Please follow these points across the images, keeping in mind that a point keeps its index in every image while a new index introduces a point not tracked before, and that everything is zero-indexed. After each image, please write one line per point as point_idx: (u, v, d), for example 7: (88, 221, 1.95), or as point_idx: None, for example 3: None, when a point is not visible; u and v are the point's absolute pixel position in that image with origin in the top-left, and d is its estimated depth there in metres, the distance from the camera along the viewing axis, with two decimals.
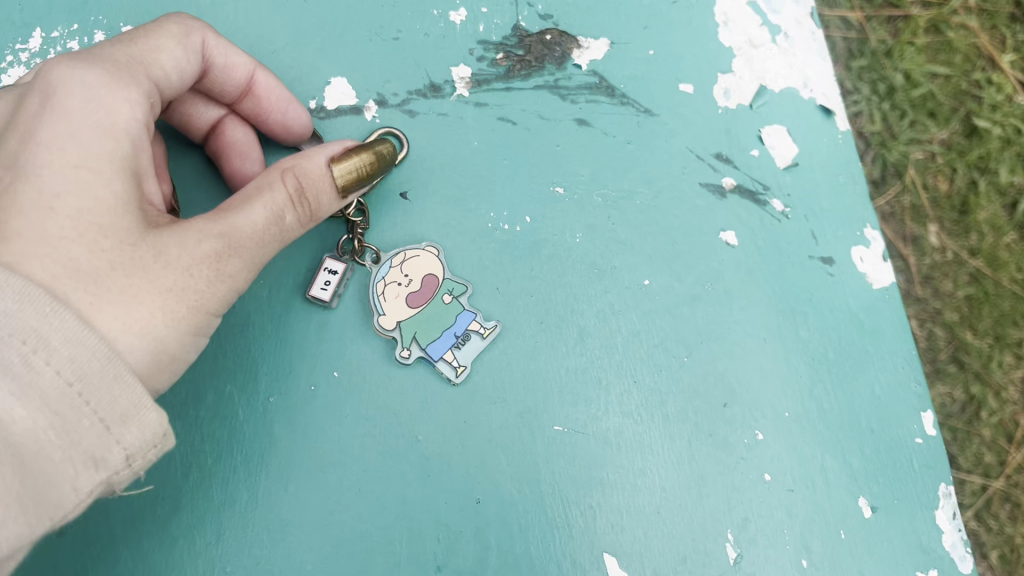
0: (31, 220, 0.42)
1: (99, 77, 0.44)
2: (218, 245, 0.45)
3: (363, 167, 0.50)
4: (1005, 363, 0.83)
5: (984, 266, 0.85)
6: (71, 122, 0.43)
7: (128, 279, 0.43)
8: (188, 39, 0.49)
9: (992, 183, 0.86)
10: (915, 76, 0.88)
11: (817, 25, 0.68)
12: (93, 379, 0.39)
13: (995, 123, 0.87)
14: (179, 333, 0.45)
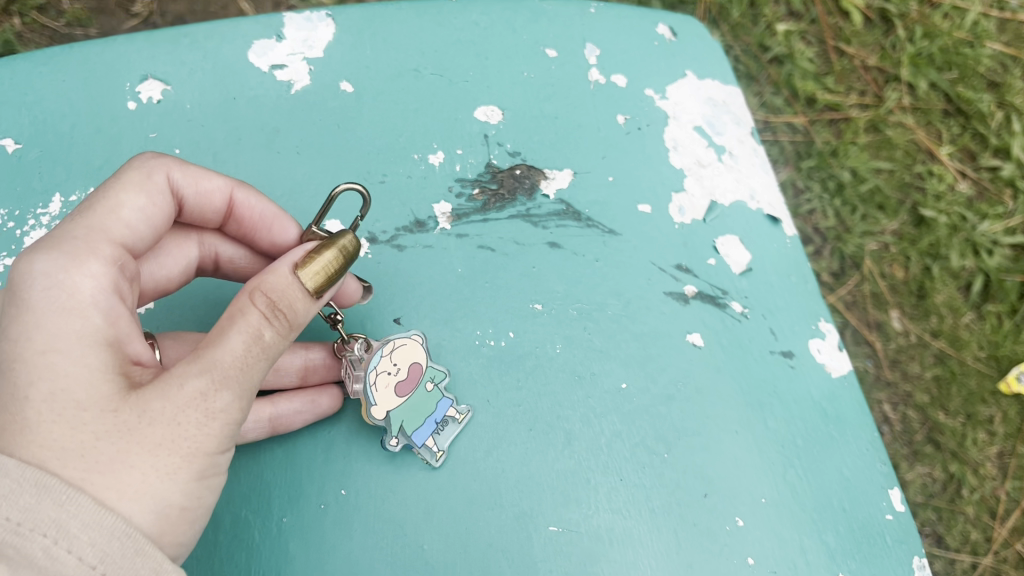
0: (13, 412, 0.42)
1: (58, 258, 0.45)
2: (202, 383, 0.43)
3: (330, 264, 0.48)
4: (979, 440, 1.04)
5: (947, 346, 1.08)
6: (35, 312, 0.43)
7: (117, 445, 0.42)
8: (148, 182, 0.51)
9: (945, 268, 1.11)
10: (861, 173, 1.15)
11: (756, 143, 0.75)
12: (115, 559, 0.40)
13: (941, 213, 1.13)
14: (180, 486, 0.43)
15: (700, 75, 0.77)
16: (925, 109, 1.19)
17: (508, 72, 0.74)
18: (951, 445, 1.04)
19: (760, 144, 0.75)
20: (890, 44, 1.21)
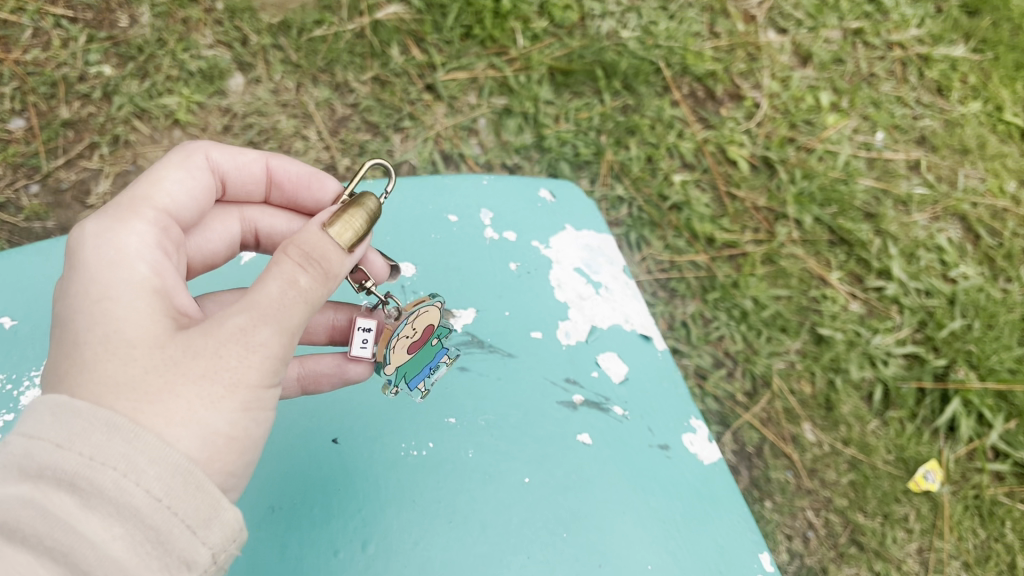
0: (81, 358, 0.51)
1: (103, 222, 0.58)
2: (242, 320, 0.52)
3: (355, 222, 0.58)
4: (899, 537, 1.23)
5: (857, 451, 1.27)
6: (88, 268, 0.55)
7: (164, 379, 0.50)
8: (187, 162, 0.66)
9: (846, 379, 1.31)
10: (761, 300, 1.34)
11: (628, 281, 0.95)
12: (176, 493, 0.47)
13: (838, 330, 1.34)
14: (226, 415, 0.51)
15: (579, 228, 0.98)
16: (812, 241, 1.42)
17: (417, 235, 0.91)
18: (872, 542, 1.22)
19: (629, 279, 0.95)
20: (775, 186, 1.46)
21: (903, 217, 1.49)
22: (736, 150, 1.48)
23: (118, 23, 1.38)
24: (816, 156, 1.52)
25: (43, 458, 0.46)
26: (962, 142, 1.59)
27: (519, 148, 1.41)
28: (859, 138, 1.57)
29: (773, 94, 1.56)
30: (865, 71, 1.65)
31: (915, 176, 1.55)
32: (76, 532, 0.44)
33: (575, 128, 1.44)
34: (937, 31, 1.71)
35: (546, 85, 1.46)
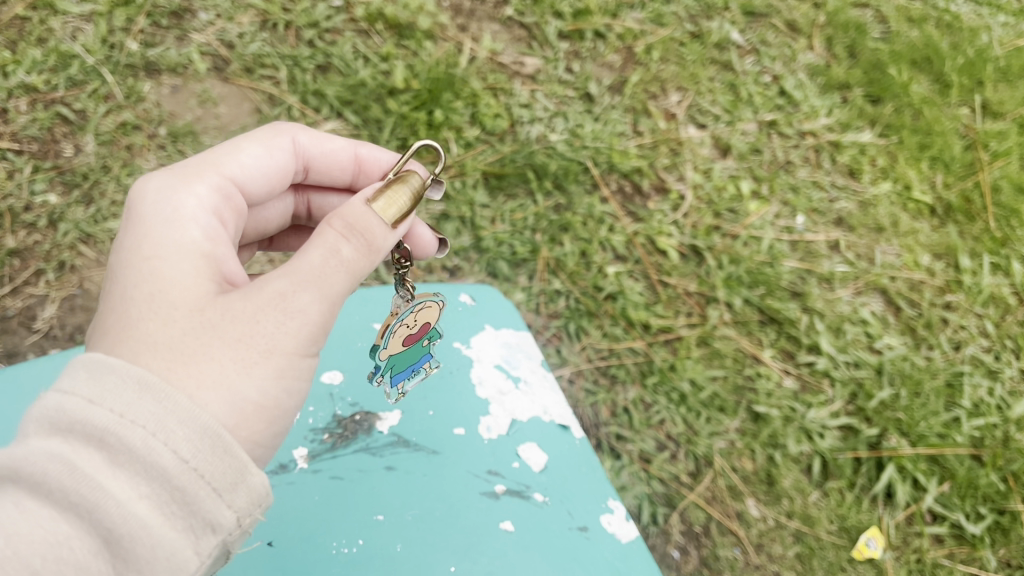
0: (131, 314, 0.57)
1: (164, 182, 0.66)
2: (285, 285, 0.59)
3: (398, 204, 0.66)
4: None
5: (800, 523, 1.32)
6: (145, 226, 0.63)
7: (203, 341, 0.56)
8: (273, 145, 0.77)
9: (785, 453, 1.37)
10: (699, 381, 1.40)
11: (546, 372, 1.06)
12: (204, 458, 0.51)
13: (775, 407, 1.40)
14: (258, 382, 0.57)
15: (497, 326, 1.09)
16: (743, 322, 1.49)
17: (348, 346, 1.02)
18: None
19: (546, 370, 1.07)
20: (704, 272, 1.54)
21: (827, 293, 1.57)
22: (665, 240, 1.56)
23: (62, 152, 1.44)
24: (742, 241, 1.60)
25: (73, 410, 0.49)
26: (876, 221, 1.69)
27: (457, 250, 1.46)
28: (781, 221, 1.66)
29: (696, 185, 1.66)
30: (782, 159, 1.75)
31: (837, 255, 1.63)
32: (102, 489, 0.47)
33: (512, 229, 1.51)
34: (846, 120, 1.83)
35: (481, 189, 1.53)
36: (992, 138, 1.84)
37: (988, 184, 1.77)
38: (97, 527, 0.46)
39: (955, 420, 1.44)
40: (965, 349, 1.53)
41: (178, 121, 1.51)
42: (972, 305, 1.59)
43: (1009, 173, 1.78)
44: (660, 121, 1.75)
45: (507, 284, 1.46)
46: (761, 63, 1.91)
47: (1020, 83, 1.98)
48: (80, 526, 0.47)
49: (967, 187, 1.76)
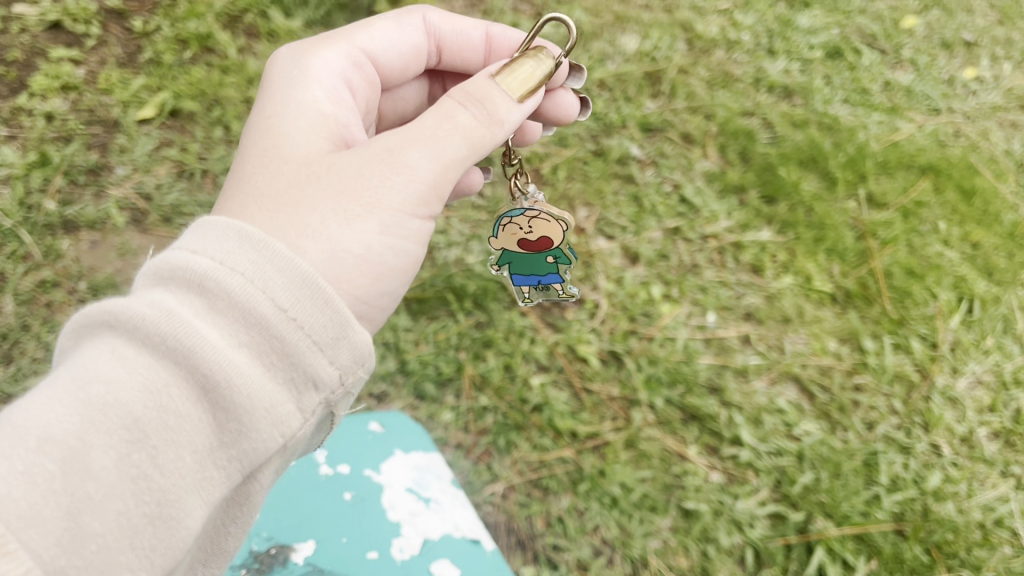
0: (270, 139, 0.86)
1: (309, 49, 1.01)
2: (391, 147, 0.81)
3: (513, 78, 0.89)
4: None
5: None
6: (291, 79, 0.95)
7: (308, 188, 0.79)
8: (403, 21, 1.14)
9: (717, 547, 1.41)
10: (629, 483, 1.45)
11: (455, 490, 1.21)
12: (299, 312, 0.66)
13: (703, 502, 1.45)
14: (356, 225, 0.78)
15: (407, 451, 1.25)
16: (667, 422, 1.55)
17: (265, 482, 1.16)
18: None
19: (456, 485, 1.22)
20: (625, 376, 1.60)
21: (744, 386, 1.64)
22: (584, 347, 1.62)
23: None
24: (658, 342, 1.67)
25: (186, 265, 0.64)
26: (782, 313, 1.77)
27: (382, 375, 1.51)
28: (694, 320, 1.74)
29: (610, 293, 1.74)
30: (688, 263, 1.85)
31: (749, 349, 1.71)
32: (197, 334, 0.60)
33: (436, 350, 1.56)
34: (745, 221, 1.95)
35: (402, 314, 1.58)
36: (879, 227, 1.97)
37: (880, 270, 1.88)
38: (195, 372, 0.60)
39: (876, 497, 1.50)
40: (877, 428, 1.61)
41: (97, 274, 1.55)
42: (880, 385, 1.68)
43: (898, 259, 1.90)
44: (571, 236, 1.84)
45: (434, 405, 1.49)
46: (661, 174, 2.04)
47: (900, 173, 2.13)
48: (177, 371, 0.60)
49: (862, 274, 1.88)
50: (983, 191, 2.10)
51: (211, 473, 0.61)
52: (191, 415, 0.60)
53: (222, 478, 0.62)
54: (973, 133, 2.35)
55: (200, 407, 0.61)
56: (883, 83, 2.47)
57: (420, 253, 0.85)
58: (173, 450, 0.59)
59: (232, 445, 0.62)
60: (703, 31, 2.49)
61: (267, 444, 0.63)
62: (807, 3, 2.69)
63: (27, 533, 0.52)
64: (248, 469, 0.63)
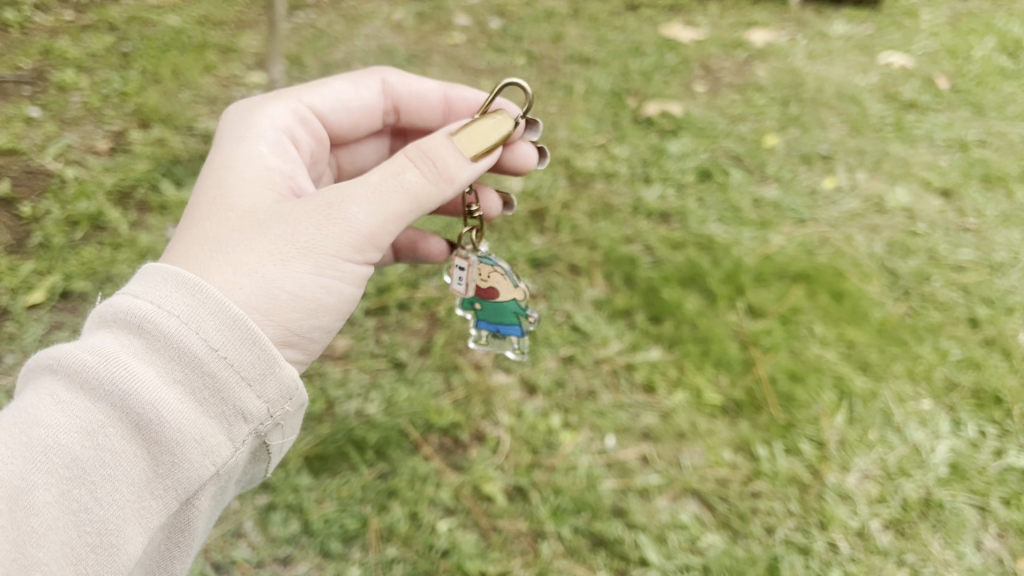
0: (226, 178, 1.23)
1: (267, 107, 1.42)
2: (334, 203, 1.14)
3: (468, 138, 1.21)
4: None
5: None
6: (247, 131, 1.34)
7: (258, 230, 1.13)
8: (357, 86, 1.58)
9: None
10: None
11: None
12: (229, 352, 0.94)
13: None
14: (292, 266, 1.11)
15: None
16: (575, 550, 1.60)
17: None
18: None
19: None
20: (531, 510, 1.65)
21: (647, 505, 1.70)
22: (489, 485, 1.67)
23: None
24: (561, 471, 1.73)
25: (137, 314, 0.91)
26: (677, 429, 1.85)
27: (287, 539, 1.55)
28: (595, 444, 1.81)
29: (511, 427, 1.79)
30: (585, 389, 1.92)
31: (649, 468, 1.78)
32: (134, 379, 0.86)
33: (339, 506, 1.60)
34: (634, 342, 2.04)
35: (305, 473, 1.63)
36: (760, 336, 2.09)
37: (765, 377, 1.99)
38: (130, 413, 0.85)
39: None
40: (777, 532, 1.68)
41: None
42: (775, 489, 1.75)
43: (780, 364, 2.02)
44: (468, 373, 1.89)
45: (341, 562, 1.53)
46: (552, 306, 2.14)
47: (774, 283, 2.27)
48: (116, 414, 0.85)
49: (749, 383, 1.97)
50: (851, 293, 2.25)
51: (150, 499, 0.86)
52: (125, 449, 0.85)
53: (158, 501, 0.87)
54: (838, 240, 2.51)
55: (136, 440, 0.86)
56: (752, 200, 2.64)
57: (350, 283, 1.18)
58: (113, 477, 0.84)
59: (165, 471, 0.87)
60: (581, 166, 2.66)
61: (194, 469, 0.89)
62: (676, 132, 2.90)
63: None
64: (181, 491, 0.89)
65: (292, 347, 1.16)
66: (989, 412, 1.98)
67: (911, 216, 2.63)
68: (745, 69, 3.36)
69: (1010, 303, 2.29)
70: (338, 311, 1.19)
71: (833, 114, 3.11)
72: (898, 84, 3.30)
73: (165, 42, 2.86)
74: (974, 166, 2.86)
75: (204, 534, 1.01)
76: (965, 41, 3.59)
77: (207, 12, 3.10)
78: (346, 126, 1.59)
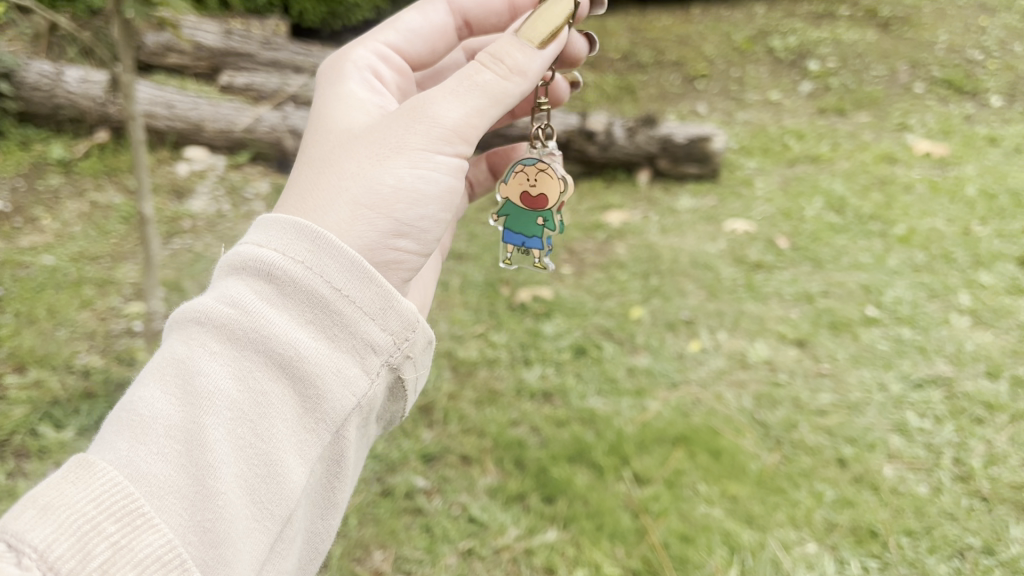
0: (331, 103, 1.47)
1: (351, 47, 1.66)
2: (419, 105, 1.32)
3: (535, 28, 1.38)
4: None
5: None
6: (340, 66, 1.59)
7: (358, 142, 1.33)
8: (426, 12, 1.80)
9: None
10: None
11: None
12: (354, 287, 1.08)
13: None
14: (387, 164, 1.29)
15: None
16: None
17: None
18: None
19: None
20: None
21: None
22: None
23: None
24: None
25: (266, 261, 1.04)
26: None
27: None
28: None
29: None
30: None
31: None
32: (272, 330, 0.99)
33: None
34: (531, 525, 2.11)
35: None
36: (649, 503, 2.18)
37: (659, 543, 2.07)
38: (275, 357, 0.99)
39: None
40: None
41: None
42: None
43: (671, 528, 2.10)
44: None
45: None
46: (449, 498, 2.19)
47: (655, 448, 2.39)
48: (263, 361, 0.98)
49: (645, 550, 2.05)
50: (727, 449, 2.38)
51: (304, 434, 1.00)
52: (275, 390, 0.98)
53: (311, 433, 1.01)
54: (709, 399, 2.67)
55: (283, 380, 0.99)
56: (626, 370, 2.79)
57: (447, 178, 1.35)
58: (269, 418, 0.97)
59: (312, 407, 1.01)
60: (464, 356, 2.79)
61: (338, 400, 1.03)
62: (549, 313, 3.07)
63: (167, 502, 0.86)
64: (329, 421, 1.03)
65: (405, 238, 1.32)
66: (869, 546, 2.10)
67: (773, 368, 2.82)
68: (606, 249, 3.62)
69: (871, 439, 2.47)
70: (440, 201, 1.36)
71: (690, 281, 3.36)
72: (743, 249, 3.61)
73: (39, 282, 2.90)
74: (821, 316, 3.11)
75: (352, 462, 1.15)
76: (797, 203, 3.99)
77: (82, 247, 3.16)
78: (424, 53, 1.82)
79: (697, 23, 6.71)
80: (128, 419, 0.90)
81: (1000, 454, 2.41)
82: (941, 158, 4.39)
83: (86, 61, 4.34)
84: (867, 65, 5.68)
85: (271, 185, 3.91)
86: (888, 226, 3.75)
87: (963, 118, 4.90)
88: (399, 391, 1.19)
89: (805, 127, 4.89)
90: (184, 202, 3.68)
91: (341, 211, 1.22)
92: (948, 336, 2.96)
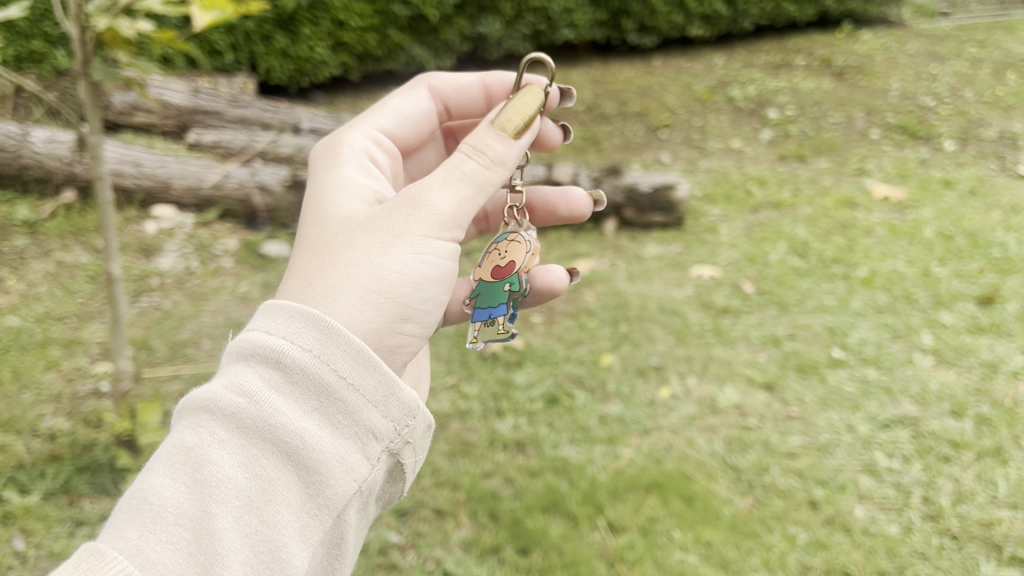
0: (324, 192, 1.49)
1: (342, 132, 1.68)
2: (415, 194, 1.35)
3: (505, 120, 1.40)
4: None
5: None
6: (332, 154, 1.60)
7: (357, 230, 1.35)
8: (411, 95, 1.85)
9: None
10: None
11: None
12: (357, 377, 1.11)
13: None
14: (391, 251, 1.31)
15: None
16: None
17: None
18: None
19: None
20: None
21: None
22: None
23: None
24: None
25: (273, 348, 1.08)
26: None
27: None
28: None
29: None
30: None
31: None
32: (279, 417, 1.02)
33: None
34: None
35: None
36: (624, 551, 2.19)
37: None
38: (281, 445, 1.02)
39: None
40: None
41: None
42: None
43: None
44: None
45: None
46: (422, 553, 2.18)
47: (629, 496, 2.39)
48: (270, 448, 1.02)
49: None
50: (700, 495, 2.39)
51: (308, 519, 1.03)
52: (280, 477, 1.02)
53: (314, 518, 1.04)
54: (681, 444, 2.68)
55: (288, 467, 1.03)
56: (599, 418, 2.81)
57: (446, 262, 1.38)
58: (275, 504, 1.00)
59: (316, 493, 1.04)
60: (435, 408, 2.79)
61: (340, 486, 1.06)
62: (520, 363, 3.09)
63: None
64: (332, 506, 1.06)
65: (410, 321, 1.35)
66: None
67: (742, 412, 2.85)
68: (575, 297, 3.65)
69: (841, 481, 2.49)
70: (441, 282, 1.39)
71: (659, 327, 3.40)
72: (710, 294, 3.66)
73: (4, 344, 2.87)
74: (788, 359, 3.16)
75: (353, 542, 1.18)
76: (761, 248, 4.06)
77: (48, 308, 3.14)
78: (412, 136, 1.86)
79: (658, 75, 6.87)
80: (139, 508, 0.94)
81: (968, 492, 2.45)
82: (898, 202, 4.50)
83: (53, 121, 4.35)
84: (825, 112, 5.85)
85: (240, 242, 3.91)
86: (851, 268, 3.83)
87: (918, 162, 5.04)
88: (399, 474, 1.21)
89: (767, 174, 5.00)
90: (152, 260, 3.67)
91: (349, 298, 1.25)
92: (913, 376, 3.01)
